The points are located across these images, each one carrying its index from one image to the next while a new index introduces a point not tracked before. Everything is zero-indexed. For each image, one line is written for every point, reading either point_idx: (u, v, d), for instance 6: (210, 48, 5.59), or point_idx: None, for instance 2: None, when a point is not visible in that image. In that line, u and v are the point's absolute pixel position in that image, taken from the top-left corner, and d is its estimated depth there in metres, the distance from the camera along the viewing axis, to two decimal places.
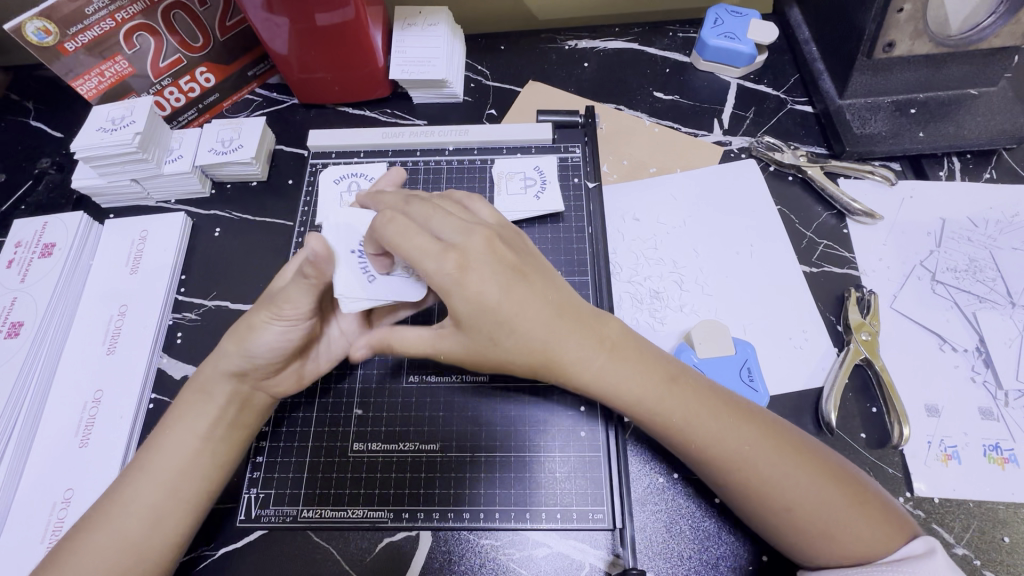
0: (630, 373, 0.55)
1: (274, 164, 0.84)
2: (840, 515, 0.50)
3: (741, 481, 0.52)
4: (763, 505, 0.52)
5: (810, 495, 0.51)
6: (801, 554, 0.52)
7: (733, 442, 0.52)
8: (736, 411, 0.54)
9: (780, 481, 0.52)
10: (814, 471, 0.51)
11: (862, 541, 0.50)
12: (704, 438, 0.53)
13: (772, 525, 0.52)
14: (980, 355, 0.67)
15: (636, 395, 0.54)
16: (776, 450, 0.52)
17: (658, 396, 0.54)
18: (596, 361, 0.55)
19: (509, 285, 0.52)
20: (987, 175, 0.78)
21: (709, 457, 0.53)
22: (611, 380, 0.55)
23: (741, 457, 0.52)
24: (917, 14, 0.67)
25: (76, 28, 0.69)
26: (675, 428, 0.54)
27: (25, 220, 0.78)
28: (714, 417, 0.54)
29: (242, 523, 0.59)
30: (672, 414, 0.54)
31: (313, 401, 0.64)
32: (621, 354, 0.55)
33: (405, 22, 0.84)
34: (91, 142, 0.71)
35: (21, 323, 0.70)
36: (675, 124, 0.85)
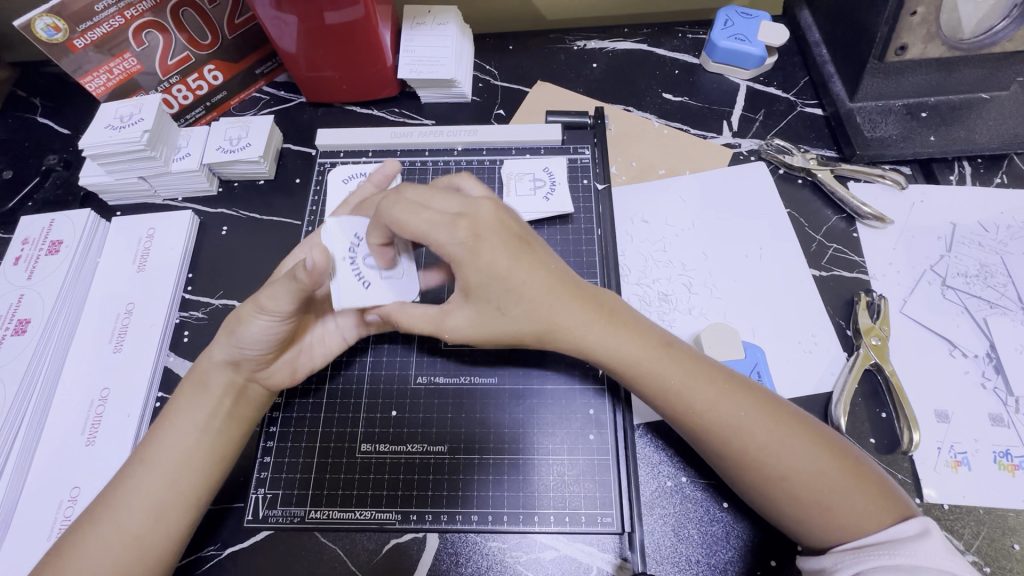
0: (628, 338, 0.56)
1: (281, 162, 0.83)
2: (834, 486, 0.50)
3: (736, 451, 0.52)
4: (758, 476, 0.51)
5: (805, 466, 0.50)
6: (797, 529, 0.51)
7: (730, 411, 0.53)
8: (733, 382, 0.55)
9: (776, 448, 0.51)
10: (811, 443, 0.51)
11: (859, 513, 0.49)
12: (701, 404, 0.53)
13: (767, 498, 0.52)
14: (990, 361, 0.66)
15: (635, 360, 0.55)
16: (770, 417, 0.53)
17: (656, 361, 0.55)
18: (595, 327, 0.55)
19: (516, 255, 0.53)
20: (998, 179, 0.78)
21: (705, 424, 0.53)
22: (611, 344, 0.55)
23: (736, 424, 0.52)
24: (930, 18, 0.67)
25: (85, 25, 0.69)
26: (672, 394, 0.54)
27: (32, 217, 0.78)
28: (711, 385, 0.54)
29: (249, 523, 0.59)
30: (670, 380, 0.54)
31: (321, 401, 0.64)
32: (619, 321, 0.56)
33: (414, 22, 0.84)
34: (99, 139, 0.71)
35: (28, 320, 0.70)
36: (684, 126, 0.85)
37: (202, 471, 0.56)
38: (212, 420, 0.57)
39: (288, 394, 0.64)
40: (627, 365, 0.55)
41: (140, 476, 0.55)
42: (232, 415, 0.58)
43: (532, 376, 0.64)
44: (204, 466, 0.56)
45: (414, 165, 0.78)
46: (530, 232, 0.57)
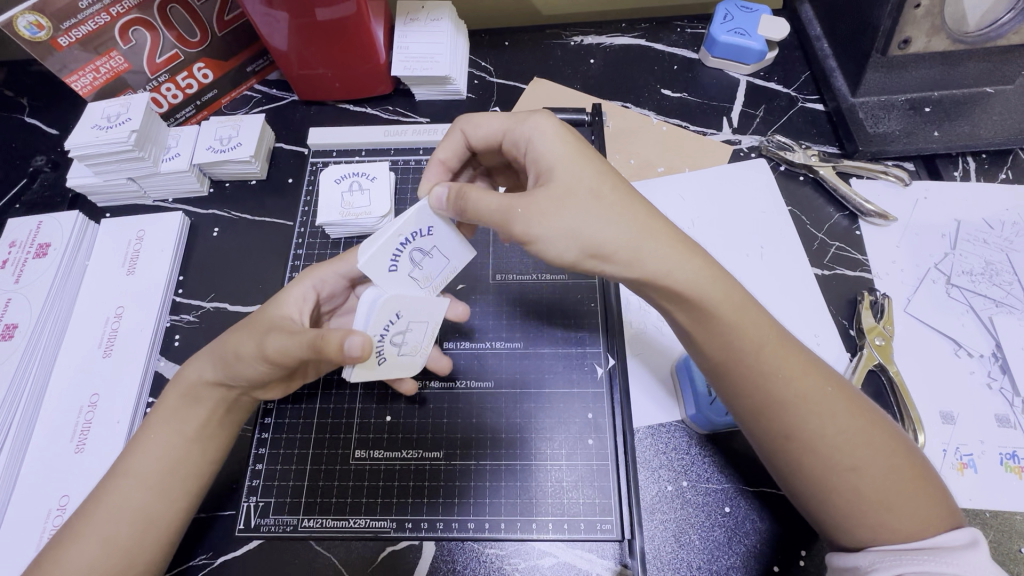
0: (717, 288, 0.47)
1: (273, 162, 0.82)
2: (900, 487, 0.45)
3: (809, 430, 0.46)
4: (819, 463, 0.46)
5: (869, 457, 0.46)
6: (843, 527, 0.46)
7: (811, 383, 0.47)
8: (809, 357, 0.49)
9: (854, 437, 0.46)
10: (878, 434, 0.47)
11: (918, 516, 0.45)
12: (779, 372, 0.47)
13: (821, 489, 0.47)
14: (996, 361, 0.65)
15: (723, 310, 0.47)
16: (850, 403, 0.48)
17: (738, 317, 0.48)
18: (688, 268, 0.47)
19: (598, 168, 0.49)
20: (1003, 175, 0.77)
21: (779, 398, 0.47)
22: (701, 287, 0.47)
23: (814, 399, 0.47)
24: (934, 10, 0.66)
25: (69, 23, 0.67)
26: (751, 356, 0.48)
27: (20, 220, 0.76)
28: (792, 356, 0.48)
29: (241, 532, 0.58)
30: (752, 339, 0.48)
31: (314, 406, 0.63)
32: (711, 267, 0.48)
33: (407, 18, 0.82)
34: (85, 140, 0.69)
35: (16, 325, 0.69)
36: (683, 122, 0.83)
37: (194, 481, 0.55)
38: (205, 428, 0.56)
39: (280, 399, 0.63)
40: (713, 319, 0.47)
41: (131, 485, 0.53)
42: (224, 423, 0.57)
43: (530, 380, 0.63)
44: (197, 475, 0.55)
45: (408, 164, 0.78)
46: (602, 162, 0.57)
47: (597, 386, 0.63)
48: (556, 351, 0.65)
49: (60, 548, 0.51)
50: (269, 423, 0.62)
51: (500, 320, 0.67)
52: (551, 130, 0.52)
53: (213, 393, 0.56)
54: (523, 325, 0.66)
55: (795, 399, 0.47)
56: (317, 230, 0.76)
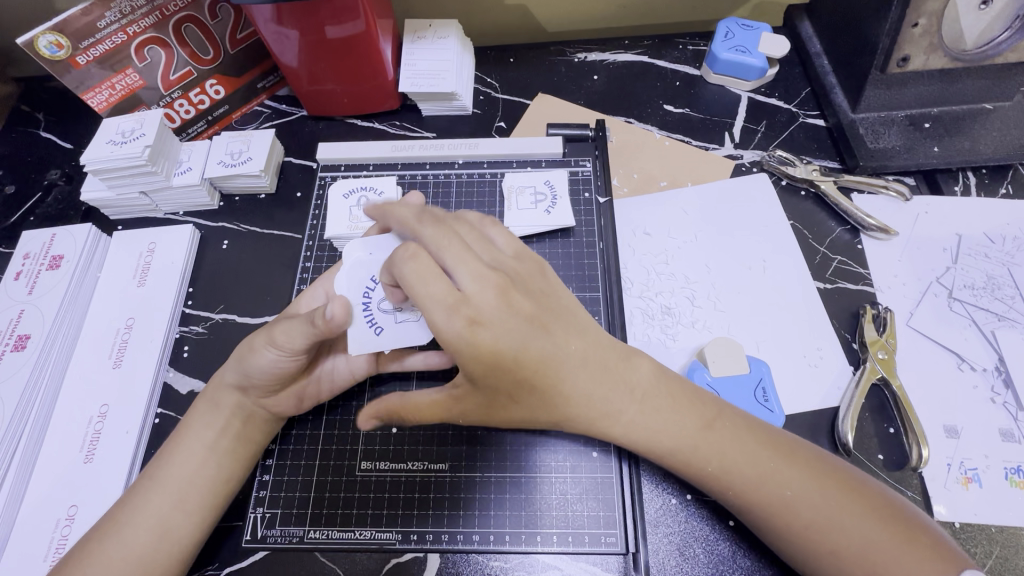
0: (658, 419, 0.55)
1: (282, 176, 0.83)
2: (869, 536, 0.49)
3: (760, 498, 0.52)
4: (803, 542, 0.50)
5: (830, 512, 0.50)
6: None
7: (750, 460, 0.53)
8: (749, 427, 0.55)
9: (804, 498, 0.51)
10: (855, 507, 0.50)
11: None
12: (740, 479, 0.53)
13: (817, 566, 0.50)
14: (999, 375, 0.65)
15: (667, 440, 0.55)
16: (798, 466, 0.52)
17: (684, 439, 0.54)
18: (626, 412, 0.55)
19: (526, 342, 0.49)
20: (1003, 190, 0.77)
21: (741, 496, 0.53)
22: (643, 429, 0.55)
23: (757, 473, 0.52)
24: (932, 29, 0.67)
25: (87, 42, 0.69)
26: (704, 469, 0.54)
27: (34, 232, 0.78)
28: (728, 435, 0.54)
29: (247, 543, 0.58)
30: (699, 455, 0.54)
31: (320, 418, 0.63)
32: (650, 402, 0.55)
33: (414, 35, 0.84)
34: (101, 155, 0.71)
35: (28, 336, 0.70)
36: (686, 137, 0.85)
37: (205, 493, 0.56)
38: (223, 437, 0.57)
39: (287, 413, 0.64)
40: (657, 448, 0.55)
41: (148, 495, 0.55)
42: (235, 434, 0.58)
43: None
44: (208, 487, 0.56)
45: (414, 178, 0.78)
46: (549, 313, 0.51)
47: None
48: None
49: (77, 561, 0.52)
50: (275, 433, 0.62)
51: None
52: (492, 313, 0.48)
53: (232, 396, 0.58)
54: None
55: (737, 475, 0.53)
56: (325, 244, 0.76)
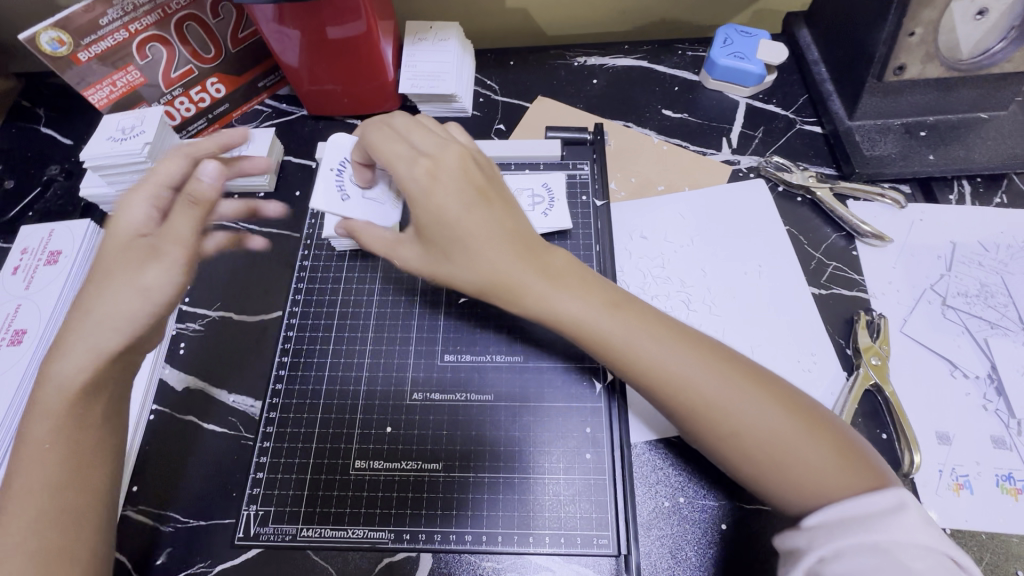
0: (570, 296, 0.55)
1: (281, 174, 0.83)
2: (782, 438, 0.49)
3: (678, 399, 0.51)
4: (711, 428, 0.51)
5: (746, 415, 0.50)
6: (742, 474, 0.51)
7: (667, 356, 0.52)
8: (667, 326, 0.54)
9: (718, 395, 0.50)
10: (763, 396, 0.50)
11: (824, 476, 0.48)
12: (653, 373, 0.52)
13: (730, 461, 0.51)
14: (992, 383, 0.66)
15: (580, 317, 0.54)
16: (711, 363, 0.52)
17: (594, 318, 0.54)
18: (533, 286, 0.55)
19: (469, 206, 0.55)
20: (997, 199, 0.78)
21: (651, 375, 0.52)
22: (556, 303, 0.55)
23: (672, 372, 0.51)
24: (928, 38, 0.68)
25: (89, 39, 0.70)
26: (621, 360, 0.53)
27: (32, 228, 0.78)
28: (646, 330, 0.54)
29: (240, 541, 0.58)
30: (611, 333, 0.53)
31: (315, 416, 0.63)
32: (560, 281, 0.55)
33: (415, 37, 0.85)
34: (100, 151, 0.71)
35: (24, 331, 0.70)
36: (683, 142, 0.85)
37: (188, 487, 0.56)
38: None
39: (282, 410, 0.64)
40: (568, 323, 0.55)
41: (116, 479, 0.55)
42: None
43: (528, 393, 0.64)
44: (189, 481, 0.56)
45: None
46: (497, 188, 0.58)
47: (595, 402, 0.63)
48: (554, 367, 0.65)
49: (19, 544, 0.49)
50: (270, 431, 0.63)
51: (501, 332, 0.67)
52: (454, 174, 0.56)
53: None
54: (523, 339, 0.66)
55: (652, 372, 0.52)
56: (323, 242, 0.75)
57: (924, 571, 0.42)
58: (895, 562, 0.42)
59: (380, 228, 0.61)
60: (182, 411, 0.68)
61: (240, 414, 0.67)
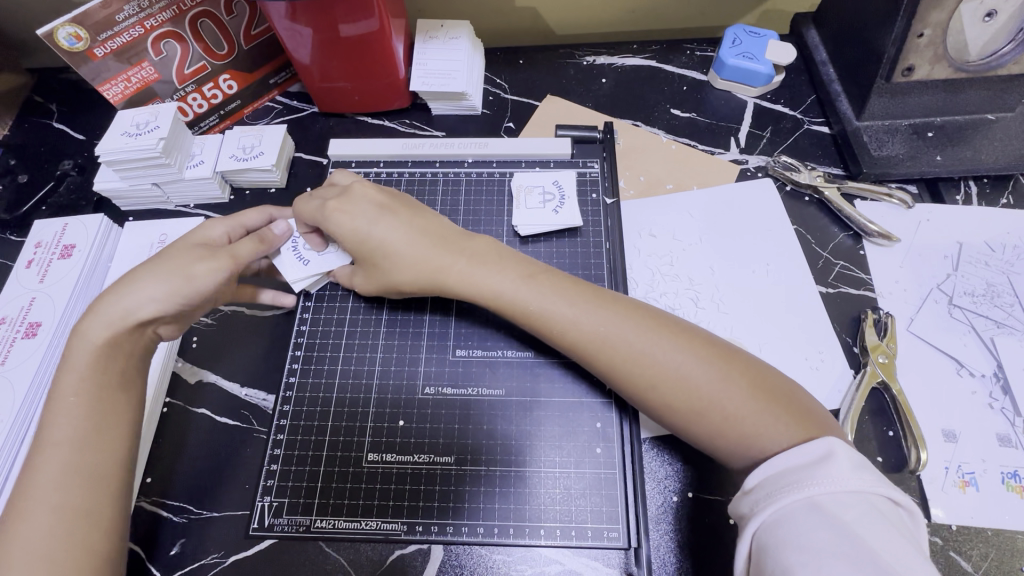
0: (492, 272, 0.62)
1: (293, 171, 0.84)
2: (702, 384, 0.53)
3: (604, 357, 0.56)
4: (632, 381, 0.55)
5: (665, 366, 0.54)
6: (674, 424, 0.55)
7: (590, 319, 0.57)
8: (590, 293, 0.60)
9: (638, 349, 0.55)
10: (678, 347, 0.55)
11: (742, 417, 0.51)
12: (579, 336, 0.57)
13: (661, 413, 0.55)
14: (997, 381, 0.66)
15: (503, 291, 0.61)
16: (628, 321, 0.57)
17: (516, 290, 0.60)
18: (455, 269, 0.63)
19: (378, 219, 0.65)
20: (1004, 200, 0.78)
21: (571, 339, 0.58)
22: (480, 280, 0.62)
23: (595, 333, 0.57)
24: (937, 40, 0.68)
25: (105, 35, 0.70)
26: (550, 330, 0.59)
27: (46, 222, 0.79)
28: (571, 299, 0.59)
29: (255, 531, 0.59)
30: (533, 304, 0.59)
31: (328, 409, 0.64)
32: (481, 260, 0.63)
33: (427, 35, 0.85)
34: (115, 146, 0.72)
35: (39, 324, 0.71)
36: (692, 141, 0.86)
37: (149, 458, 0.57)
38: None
39: (295, 402, 0.65)
40: (490, 298, 0.61)
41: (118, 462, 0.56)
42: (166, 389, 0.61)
43: (539, 389, 0.64)
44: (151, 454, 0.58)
45: (424, 176, 0.79)
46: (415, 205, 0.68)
47: (605, 398, 0.63)
48: (565, 363, 0.65)
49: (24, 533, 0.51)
50: (283, 425, 0.63)
51: (512, 328, 0.67)
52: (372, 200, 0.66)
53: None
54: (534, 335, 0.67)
55: (578, 334, 0.57)
56: None
57: (857, 522, 0.42)
58: (829, 518, 0.43)
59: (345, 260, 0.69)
60: (195, 403, 0.68)
61: (253, 408, 0.68)
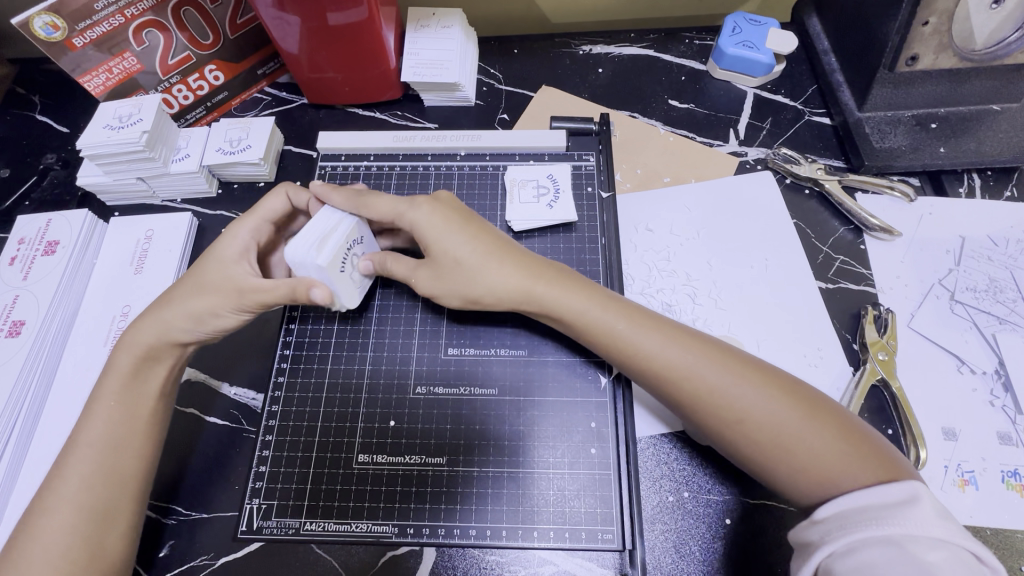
0: (575, 295, 0.59)
1: (281, 164, 0.82)
2: (786, 423, 0.51)
3: (687, 390, 0.55)
4: (714, 416, 0.54)
5: (750, 403, 0.53)
6: (752, 462, 0.53)
7: (673, 352, 0.56)
8: (670, 325, 0.58)
9: (723, 385, 0.54)
10: (763, 385, 0.53)
11: (828, 460, 0.50)
12: (661, 366, 0.56)
13: (741, 451, 0.53)
14: (999, 378, 0.65)
15: (585, 314, 0.59)
16: (711, 356, 0.55)
17: (602, 316, 0.58)
18: (536, 289, 0.60)
19: (464, 230, 0.61)
20: (1008, 192, 0.77)
21: (656, 367, 0.56)
22: (562, 301, 0.59)
23: (679, 364, 0.55)
24: (942, 28, 0.66)
25: (84, 24, 0.68)
26: (632, 360, 0.57)
27: (29, 217, 0.77)
28: (653, 330, 0.57)
29: (243, 534, 0.58)
30: (615, 329, 0.58)
31: (319, 408, 0.63)
32: (567, 281, 0.60)
33: (418, 24, 0.83)
34: (98, 139, 0.70)
35: (23, 322, 0.69)
36: (690, 133, 0.84)
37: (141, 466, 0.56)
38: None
39: (284, 403, 0.64)
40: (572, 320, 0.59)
41: (102, 460, 0.56)
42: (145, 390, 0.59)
43: (533, 387, 0.63)
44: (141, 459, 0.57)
45: (415, 169, 0.77)
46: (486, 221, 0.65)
47: (600, 397, 0.62)
48: (561, 361, 0.64)
49: (24, 537, 0.53)
50: (272, 426, 0.62)
51: (505, 326, 0.66)
52: (449, 213, 0.62)
53: (169, 352, 0.60)
54: (528, 333, 0.66)
55: (660, 366, 0.56)
56: None
57: (938, 563, 0.42)
58: (909, 556, 0.42)
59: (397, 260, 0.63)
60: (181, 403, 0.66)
61: (241, 407, 0.66)
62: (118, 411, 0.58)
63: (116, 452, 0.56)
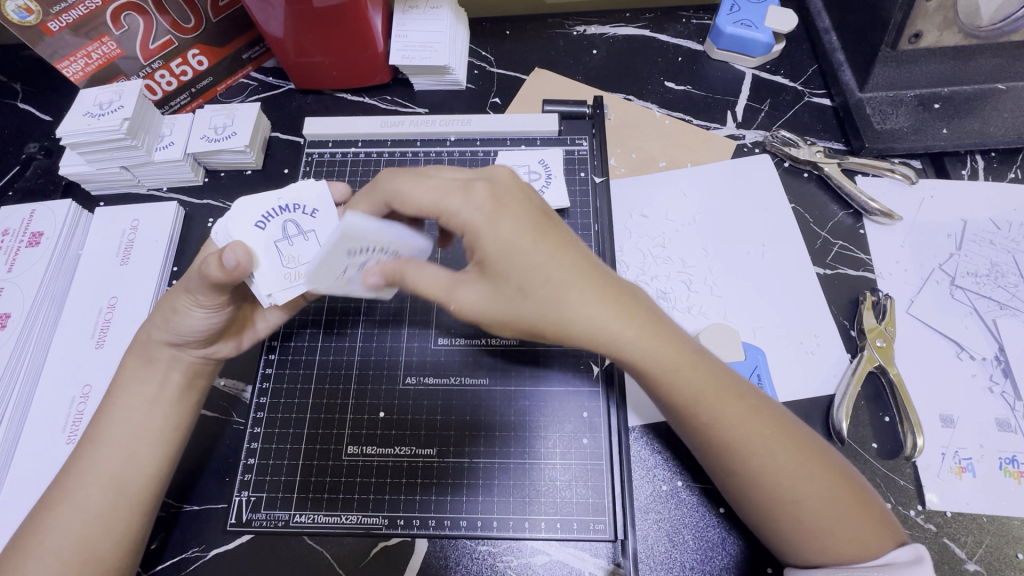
0: (664, 351, 0.50)
1: (268, 152, 0.80)
2: (839, 513, 0.48)
3: (754, 468, 0.49)
4: (769, 499, 0.49)
5: (812, 493, 0.48)
6: (784, 543, 0.50)
7: (751, 426, 0.49)
8: (749, 392, 0.51)
9: (792, 471, 0.48)
10: (827, 475, 0.49)
11: (864, 551, 0.48)
12: (736, 441, 0.49)
13: (780, 531, 0.50)
14: (998, 364, 0.64)
15: (672, 374, 0.49)
16: (789, 436, 0.50)
17: (690, 377, 0.50)
18: (617, 338, 0.49)
19: (540, 235, 0.49)
20: (1012, 173, 0.75)
21: (732, 441, 0.49)
22: (647, 358, 0.49)
23: (757, 442, 0.49)
24: (946, 4, 0.64)
25: (59, 7, 0.66)
26: (705, 426, 0.50)
27: (12, 209, 0.75)
28: (736, 401, 0.50)
29: (232, 526, 0.58)
30: (695, 392, 0.49)
31: (307, 400, 0.62)
32: (656, 329, 0.50)
33: (406, 5, 0.81)
34: (77, 128, 0.68)
35: (8, 315, 0.68)
36: (686, 116, 0.82)
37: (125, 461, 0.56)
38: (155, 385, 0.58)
39: (272, 394, 0.63)
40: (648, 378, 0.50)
41: (88, 453, 0.55)
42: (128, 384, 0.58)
43: (524, 377, 0.62)
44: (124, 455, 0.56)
45: (404, 155, 0.75)
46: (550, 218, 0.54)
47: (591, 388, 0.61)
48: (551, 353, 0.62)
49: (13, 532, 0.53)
50: (261, 418, 0.62)
51: None
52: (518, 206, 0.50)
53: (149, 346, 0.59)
54: None
55: (734, 441, 0.49)
56: None
57: None
58: None
59: (431, 268, 0.51)
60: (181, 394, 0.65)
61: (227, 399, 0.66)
62: (106, 405, 0.58)
63: (99, 447, 0.56)
